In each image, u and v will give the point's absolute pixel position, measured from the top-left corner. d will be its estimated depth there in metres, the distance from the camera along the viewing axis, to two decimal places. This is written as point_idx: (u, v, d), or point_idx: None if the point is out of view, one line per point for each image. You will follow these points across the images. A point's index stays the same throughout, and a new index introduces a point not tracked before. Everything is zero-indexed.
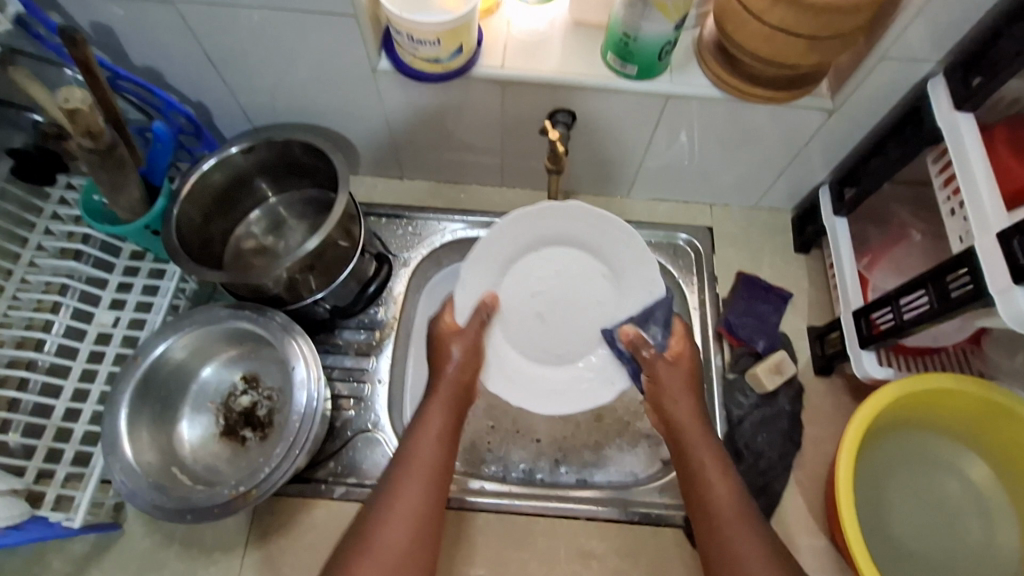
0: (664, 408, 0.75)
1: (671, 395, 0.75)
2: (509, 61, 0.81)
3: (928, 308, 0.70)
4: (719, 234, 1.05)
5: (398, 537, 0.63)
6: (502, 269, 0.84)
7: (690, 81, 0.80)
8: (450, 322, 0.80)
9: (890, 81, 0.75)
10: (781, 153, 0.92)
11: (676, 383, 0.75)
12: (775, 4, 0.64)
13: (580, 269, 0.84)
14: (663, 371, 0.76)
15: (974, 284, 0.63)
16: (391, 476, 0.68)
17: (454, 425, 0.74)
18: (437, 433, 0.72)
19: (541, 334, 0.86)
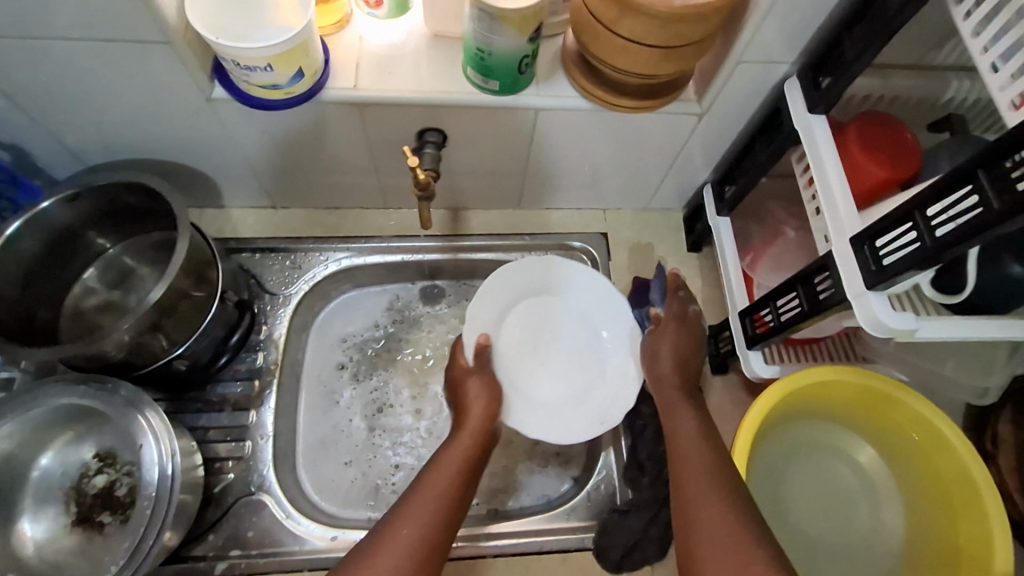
0: (659, 363, 0.79)
1: (666, 349, 0.80)
2: (363, 81, 0.75)
3: (800, 309, 0.70)
4: (614, 239, 1.03)
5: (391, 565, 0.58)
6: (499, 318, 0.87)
7: (557, 92, 0.77)
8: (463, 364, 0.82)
9: (750, 84, 0.75)
10: (662, 156, 0.91)
11: (676, 339, 0.80)
12: (622, 15, 0.61)
13: (558, 314, 0.89)
14: (672, 335, 0.80)
15: (837, 287, 0.63)
16: (397, 506, 0.64)
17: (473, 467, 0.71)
18: (460, 463, 0.70)
19: (530, 368, 0.86)
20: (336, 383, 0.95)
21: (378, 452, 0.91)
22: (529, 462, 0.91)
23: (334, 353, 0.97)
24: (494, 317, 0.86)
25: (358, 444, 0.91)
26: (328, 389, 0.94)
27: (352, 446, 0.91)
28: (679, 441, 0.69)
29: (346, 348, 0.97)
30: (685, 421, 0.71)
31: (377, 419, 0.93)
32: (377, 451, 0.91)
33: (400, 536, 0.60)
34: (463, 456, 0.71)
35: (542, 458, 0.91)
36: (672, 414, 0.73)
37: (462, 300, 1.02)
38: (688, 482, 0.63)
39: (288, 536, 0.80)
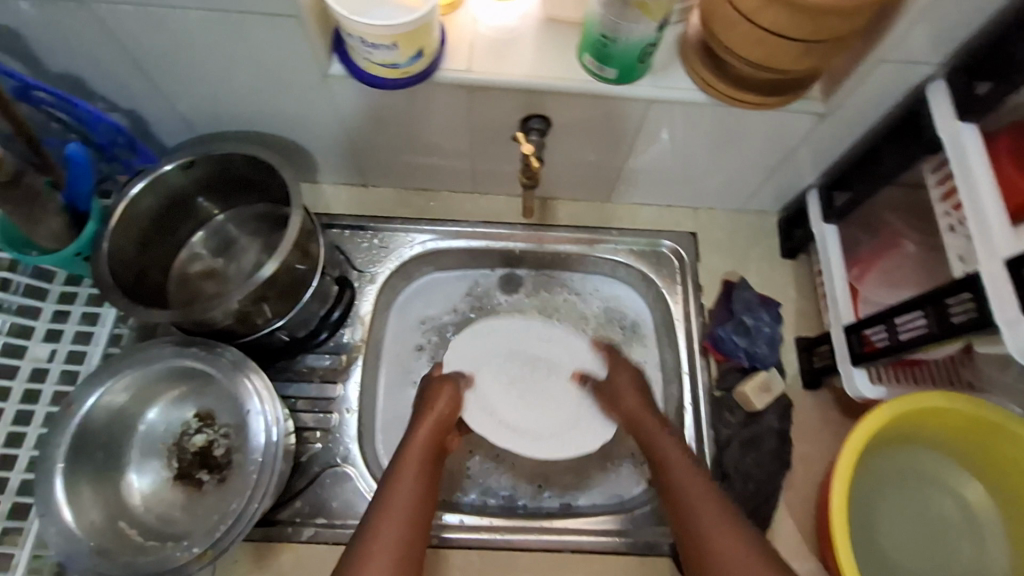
0: (622, 405, 0.82)
1: (626, 392, 0.82)
2: (476, 64, 0.73)
3: (924, 332, 0.66)
4: (704, 240, 1.00)
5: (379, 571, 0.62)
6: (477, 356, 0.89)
7: (674, 84, 0.74)
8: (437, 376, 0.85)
9: (888, 85, 0.70)
10: (769, 157, 0.86)
11: (630, 382, 0.83)
12: (768, 5, 0.58)
13: (532, 342, 0.91)
14: (626, 372, 0.85)
15: (980, 310, 0.59)
16: (372, 513, 0.68)
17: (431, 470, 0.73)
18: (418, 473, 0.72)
19: (514, 395, 0.88)
20: (415, 365, 0.96)
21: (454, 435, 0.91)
22: (605, 461, 0.90)
23: (415, 335, 0.97)
24: (469, 358, 0.89)
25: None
26: (407, 369, 0.95)
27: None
28: (670, 458, 0.73)
29: (425, 331, 0.98)
30: (671, 440, 0.75)
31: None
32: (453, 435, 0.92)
33: (386, 544, 0.65)
34: (415, 466, 0.72)
35: (618, 458, 0.90)
36: (648, 442, 0.77)
37: (541, 291, 1.01)
38: (688, 492, 0.69)
39: None
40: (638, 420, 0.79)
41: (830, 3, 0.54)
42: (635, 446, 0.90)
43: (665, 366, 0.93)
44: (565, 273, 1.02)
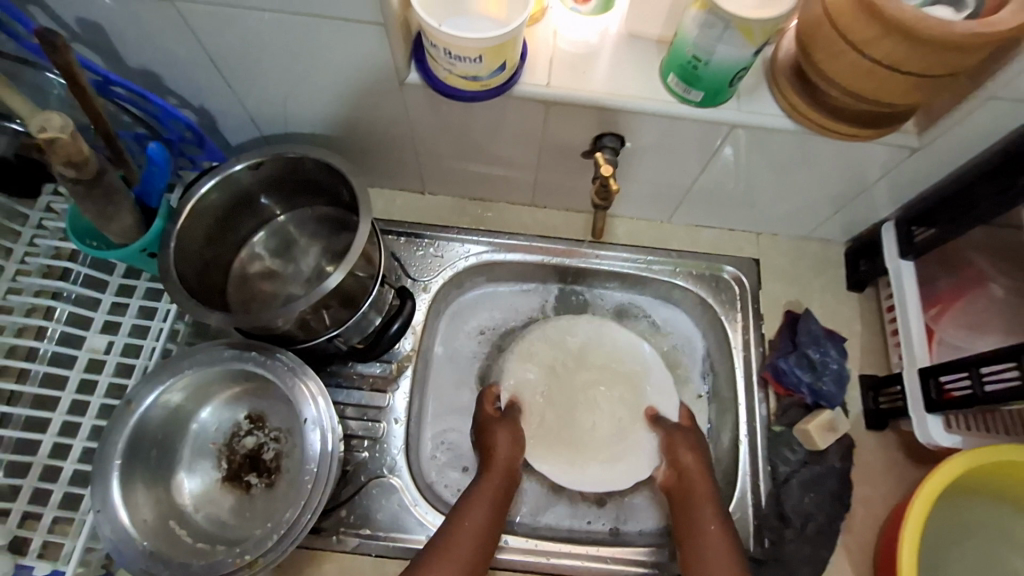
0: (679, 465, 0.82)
1: (684, 453, 0.82)
2: (555, 78, 0.71)
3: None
4: (766, 266, 0.96)
5: None
6: (519, 370, 0.92)
7: (759, 109, 0.71)
8: (492, 410, 0.87)
9: (991, 122, 0.66)
10: (847, 188, 0.83)
11: (694, 450, 0.82)
12: (883, 37, 0.55)
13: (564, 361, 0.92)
14: (687, 441, 0.83)
15: None
16: (443, 535, 0.73)
17: (504, 496, 0.78)
18: (490, 504, 0.77)
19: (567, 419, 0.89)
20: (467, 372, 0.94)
21: None
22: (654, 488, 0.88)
23: (468, 344, 0.96)
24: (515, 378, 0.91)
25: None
26: (456, 378, 0.94)
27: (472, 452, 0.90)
28: (700, 536, 0.75)
29: (480, 338, 0.96)
30: (714, 517, 0.76)
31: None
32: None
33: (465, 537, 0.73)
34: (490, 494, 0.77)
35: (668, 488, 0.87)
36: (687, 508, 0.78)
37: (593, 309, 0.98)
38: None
39: (413, 525, 0.81)
40: (688, 484, 0.80)
41: (954, 38, 0.53)
42: None
43: (720, 395, 0.91)
44: (619, 292, 0.99)
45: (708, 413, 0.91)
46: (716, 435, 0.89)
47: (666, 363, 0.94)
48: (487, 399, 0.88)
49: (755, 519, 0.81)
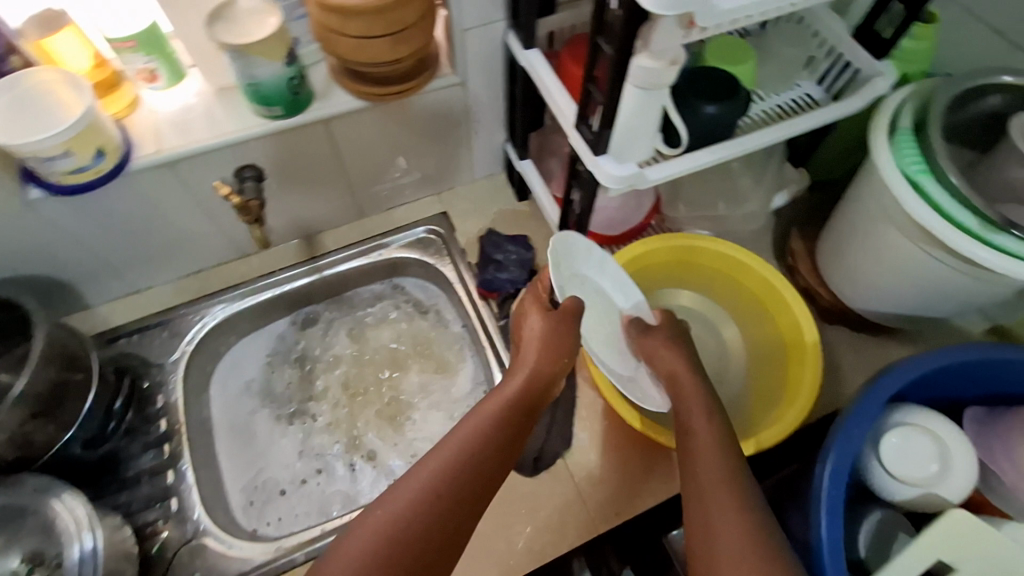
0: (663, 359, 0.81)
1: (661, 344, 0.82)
2: (165, 142, 0.85)
3: (585, 187, 0.86)
4: (453, 214, 1.17)
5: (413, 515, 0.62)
6: (574, 273, 0.81)
7: (334, 103, 0.90)
8: (538, 317, 0.78)
9: (484, 46, 0.92)
10: (457, 131, 1.06)
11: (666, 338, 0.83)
12: (344, 20, 0.77)
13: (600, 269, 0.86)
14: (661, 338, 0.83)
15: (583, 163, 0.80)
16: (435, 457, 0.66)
17: (511, 426, 0.71)
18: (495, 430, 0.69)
19: (593, 331, 0.85)
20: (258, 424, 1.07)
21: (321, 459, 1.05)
22: (423, 431, 1.07)
23: (245, 405, 1.08)
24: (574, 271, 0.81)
25: (288, 459, 1.04)
26: (245, 434, 1.05)
27: (280, 476, 1.03)
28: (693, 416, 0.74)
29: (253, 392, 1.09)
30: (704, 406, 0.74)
31: (289, 427, 1.07)
32: (299, 461, 1.04)
33: (451, 459, 0.66)
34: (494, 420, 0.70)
35: (432, 423, 1.07)
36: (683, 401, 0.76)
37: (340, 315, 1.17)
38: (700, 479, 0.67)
39: (233, 563, 0.86)
40: (676, 376, 0.79)
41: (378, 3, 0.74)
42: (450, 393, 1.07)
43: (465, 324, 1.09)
44: (363, 292, 1.18)
45: (451, 349, 1.13)
46: (462, 366, 1.11)
47: (425, 331, 1.15)
48: (538, 290, 0.81)
49: None
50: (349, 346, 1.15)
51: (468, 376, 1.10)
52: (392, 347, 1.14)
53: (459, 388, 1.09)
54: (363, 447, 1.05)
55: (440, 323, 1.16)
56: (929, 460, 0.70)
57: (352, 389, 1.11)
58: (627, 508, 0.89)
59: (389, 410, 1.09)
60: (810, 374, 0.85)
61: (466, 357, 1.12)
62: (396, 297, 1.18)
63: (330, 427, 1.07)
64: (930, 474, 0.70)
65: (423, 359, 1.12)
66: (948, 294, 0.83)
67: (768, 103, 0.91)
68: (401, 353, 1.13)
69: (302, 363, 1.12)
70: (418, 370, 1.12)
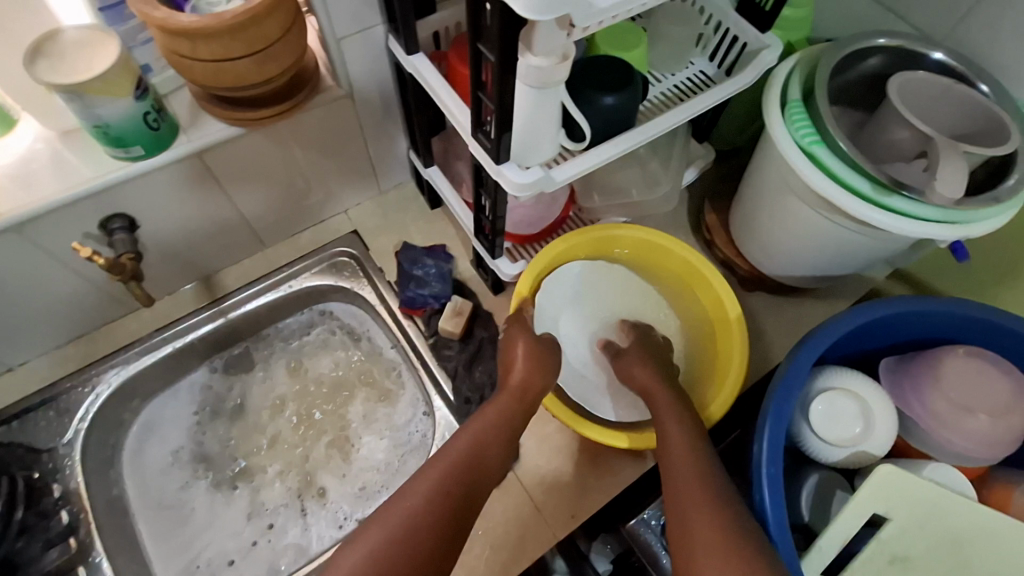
0: (637, 379, 0.87)
1: (638, 366, 0.88)
2: (7, 205, 0.75)
3: (493, 193, 0.82)
4: (365, 230, 1.10)
5: (421, 509, 0.66)
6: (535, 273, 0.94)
7: (206, 132, 0.82)
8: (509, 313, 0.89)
9: (365, 53, 0.85)
10: (353, 144, 0.99)
11: (639, 359, 0.89)
12: (194, 44, 0.68)
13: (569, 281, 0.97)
14: (636, 357, 0.89)
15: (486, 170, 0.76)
16: (438, 458, 0.72)
17: (506, 436, 0.77)
18: (490, 436, 0.76)
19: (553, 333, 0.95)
20: (179, 492, 0.97)
21: (261, 516, 0.97)
22: (368, 460, 1.00)
23: (169, 469, 0.98)
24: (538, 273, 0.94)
25: (234, 527, 0.96)
26: (168, 504, 0.96)
27: (229, 544, 0.95)
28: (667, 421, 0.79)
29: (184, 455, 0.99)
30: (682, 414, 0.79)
31: (221, 486, 0.99)
32: (247, 525, 0.97)
33: (453, 459, 0.71)
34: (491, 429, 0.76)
35: (376, 450, 1.00)
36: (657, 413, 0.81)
37: (257, 356, 1.07)
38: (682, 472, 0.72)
39: None
40: (649, 391, 0.84)
41: (230, 23, 0.66)
42: (388, 420, 1.02)
43: (396, 345, 1.03)
44: (282, 324, 1.08)
45: (390, 377, 1.05)
46: (402, 393, 1.03)
47: (358, 360, 1.07)
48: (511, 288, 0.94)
49: (454, 414, 0.94)
50: (288, 382, 1.06)
51: (409, 403, 1.02)
52: (336, 375, 1.06)
53: (400, 417, 1.02)
54: (315, 484, 0.99)
55: (371, 345, 1.07)
56: (853, 421, 0.73)
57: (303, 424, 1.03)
58: (583, 509, 0.88)
59: (340, 449, 1.01)
60: (738, 351, 0.86)
61: (400, 381, 1.04)
62: (321, 325, 1.09)
63: (280, 475, 1.00)
64: (854, 435, 0.73)
65: (367, 389, 1.05)
66: (853, 252, 0.86)
67: (665, 84, 0.91)
68: (342, 380, 1.06)
69: (243, 415, 1.03)
70: (362, 399, 1.04)
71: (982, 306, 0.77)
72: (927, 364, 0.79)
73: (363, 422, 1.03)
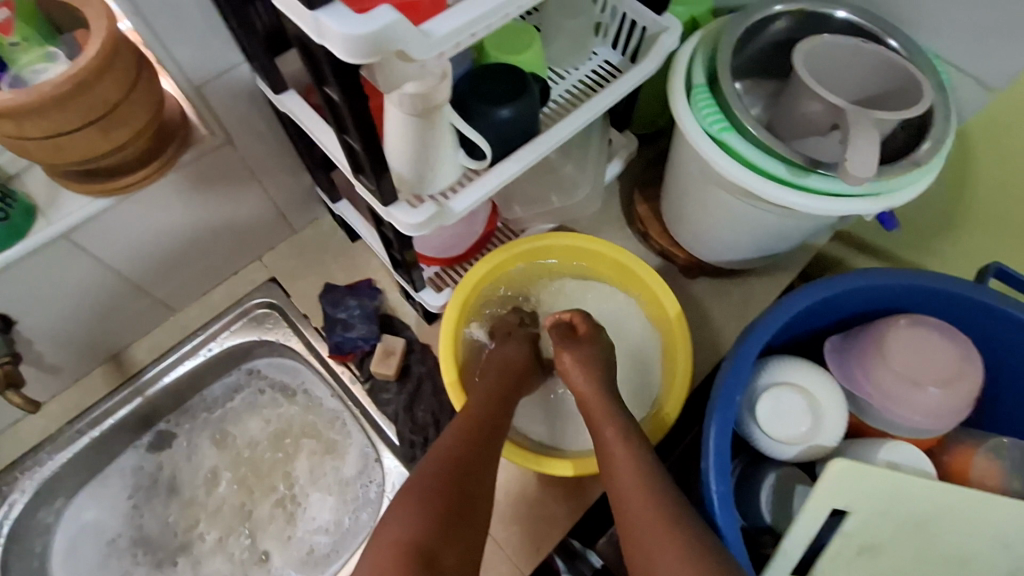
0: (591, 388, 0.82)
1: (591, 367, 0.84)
2: None
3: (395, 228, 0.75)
4: (283, 275, 1.02)
5: (390, 541, 0.60)
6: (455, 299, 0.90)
7: (68, 210, 0.74)
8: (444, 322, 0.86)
9: (235, 96, 0.77)
10: (249, 191, 0.91)
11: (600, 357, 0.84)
12: (18, 124, 0.60)
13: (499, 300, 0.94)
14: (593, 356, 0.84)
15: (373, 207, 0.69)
16: (409, 487, 0.66)
17: (477, 442, 0.71)
18: (455, 448, 0.70)
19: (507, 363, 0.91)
20: None
21: None
22: (315, 523, 0.96)
23: (109, 561, 0.93)
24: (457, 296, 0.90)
25: None
26: None
27: None
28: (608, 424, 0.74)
29: (123, 545, 0.94)
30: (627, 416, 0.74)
31: (168, 572, 0.94)
32: None
33: (420, 483, 0.66)
34: (458, 444, 0.70)
35: (322, 510, 0.96)
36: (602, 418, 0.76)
37: (187, 427, 1.00)
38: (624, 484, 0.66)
39: None
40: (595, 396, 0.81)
41: (50, 95, 0.58)
42: (336, 473, 0.97)
43: (333, 391, 0.99)
44: (212, 387, 1.02)
45: (334, 427, 1.00)
46: (350, 444, 0.99)
47: (296, 414, 1.01)
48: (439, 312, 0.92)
49: (399, 459, 0.90)
50: (216, 454, 1.00)
51: (358, 457, 0.98)
52: (271, 431, 1.01)
53: (351, 470, 0.97)
54: (258, 549, 0.95)
55: (308, 393, 1.02)
56: (801, 418, 0.70)
57: (247, 482, 0.99)
58: (546, 540, 0.84)
59: (286, 509, 0.97)
60: (683, 351, 0.83)
61: (344, 429, 1.00)
62: (255, 380, 1.03)
63: (221, 541, 0.96)
64: (803, 432, 0.70)
65: (310, 443, 1.00)
66: (782, 231, 0.82)
67: (568, 81, 0.85)
68: (284, 434, 1.01)
69: (175, 495, 0.97)
70: (308, 456, 0.99)
71: (920, 273, 0.73)
72: (870, 339, 0.76)
73: (311, 478, 0.98)
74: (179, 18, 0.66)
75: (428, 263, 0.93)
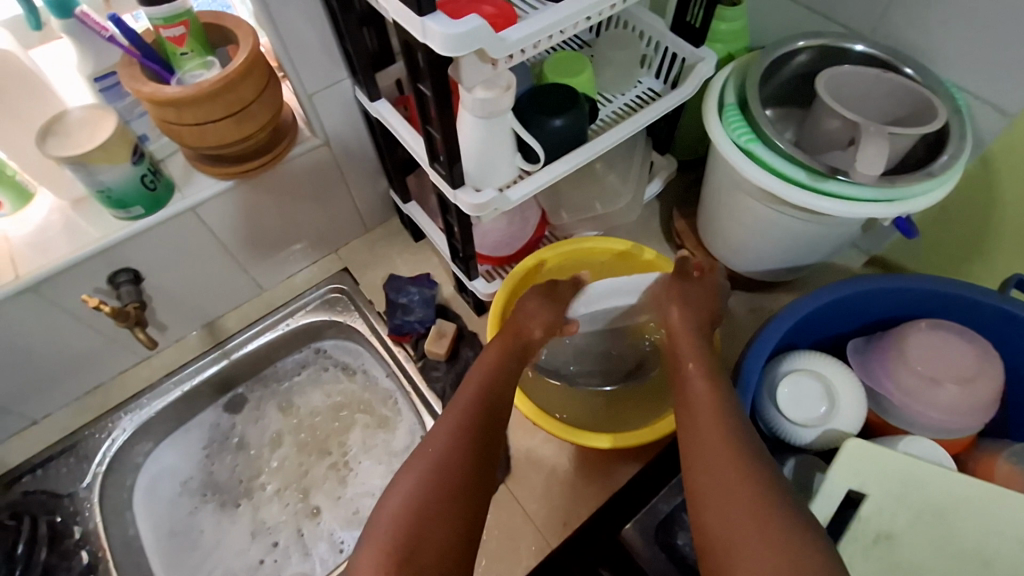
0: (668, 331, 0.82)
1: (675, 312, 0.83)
2: (22, 268, 0.85)
3: (459, 216, 0.87)
4: (355, 266, 1.17)
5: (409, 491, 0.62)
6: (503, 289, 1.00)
7: (199, 188, 0.91)
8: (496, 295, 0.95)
9: (337, 105, 0.94)
10: (336, 189, 1.07)
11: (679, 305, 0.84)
12: (179, 112, 0.77)
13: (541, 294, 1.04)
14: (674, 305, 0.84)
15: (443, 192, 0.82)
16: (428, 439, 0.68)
17: (493, 397, 0.74)
18: (474, 402, 0.72)
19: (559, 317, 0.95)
20: (191, 526, 1.03)
21: (268, 545, 1.02)
22: (363, 487, 1.05)
23: (183, 504, 1.04)
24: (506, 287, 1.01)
25: (240, 546, 1.02)
26: (183, 538, 1.02)
27: (237, 565, 1.01)
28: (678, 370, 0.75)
29: (196, 491, 1.05)
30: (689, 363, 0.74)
31: (231, 519, 1.04)
32: (252, 546, 1.02)
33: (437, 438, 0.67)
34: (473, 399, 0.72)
35: (371, 476, 1.05)
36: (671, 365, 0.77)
37: (260, 394, 1.13)
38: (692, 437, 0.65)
39: None
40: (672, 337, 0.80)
41: (206, 91, 0.75)
42: (386, 444, 1.07)
43: (388, 370, 1.10)
44: (284, 360, 1.16)
45: (386, 404, 1.11)
46: (399, 420, 1.09)
47: (354, 389, 1.13)
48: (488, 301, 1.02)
49: None
50: (281, 420, 1.12)
51: (406, 431, 1.07)
52: (331, 403, 1.12)
53: (399, 442, 1.07)
54: (312, 501, 1.05)
55: (365, 372, 1.14)
56: (819, 402, 0.75)
57: (308, 444, 1.09)
58: (573, 516, 0.90)
59: (338, 472, 1.07)
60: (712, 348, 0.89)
61: (395, 406, 1.10)
62: (321, 357, 1.16)
63: (282, 489, 1.06)
64: (821, 414, 0.75)
65: (364, 416, 1.10)
66: (807, 240, 0.90)
67: (615, 104, 0.97)
68: (343, 406, 1.12)
69: (245, 451, 1.09)
70: (361, 427, 1.10)
71: (940, 279, 0.78)
72: (892, 340, 0.81)
73: (363, 446, 1.08)
74: (305, 38, 0.83)
75: (482, 260, 1.04)
